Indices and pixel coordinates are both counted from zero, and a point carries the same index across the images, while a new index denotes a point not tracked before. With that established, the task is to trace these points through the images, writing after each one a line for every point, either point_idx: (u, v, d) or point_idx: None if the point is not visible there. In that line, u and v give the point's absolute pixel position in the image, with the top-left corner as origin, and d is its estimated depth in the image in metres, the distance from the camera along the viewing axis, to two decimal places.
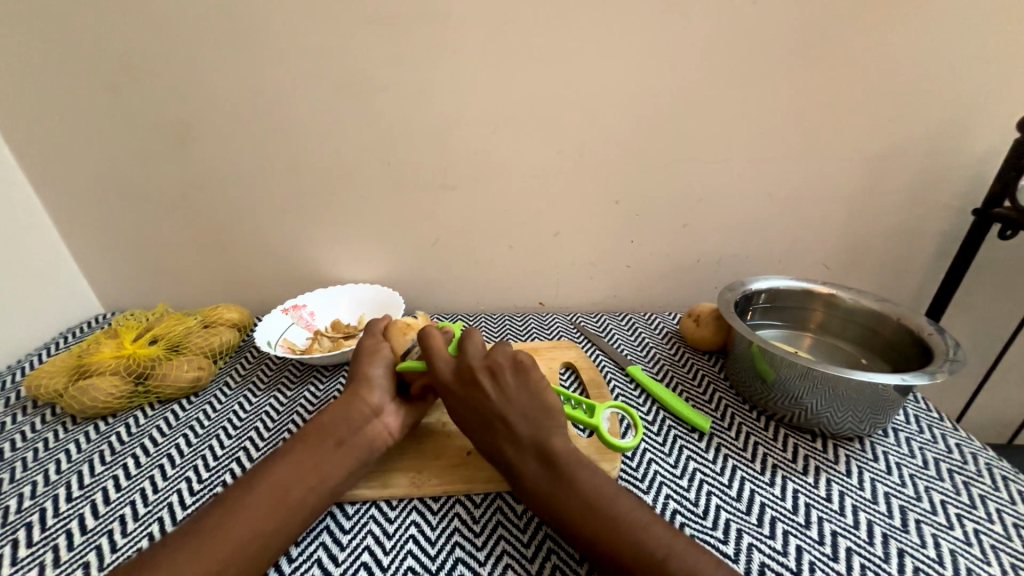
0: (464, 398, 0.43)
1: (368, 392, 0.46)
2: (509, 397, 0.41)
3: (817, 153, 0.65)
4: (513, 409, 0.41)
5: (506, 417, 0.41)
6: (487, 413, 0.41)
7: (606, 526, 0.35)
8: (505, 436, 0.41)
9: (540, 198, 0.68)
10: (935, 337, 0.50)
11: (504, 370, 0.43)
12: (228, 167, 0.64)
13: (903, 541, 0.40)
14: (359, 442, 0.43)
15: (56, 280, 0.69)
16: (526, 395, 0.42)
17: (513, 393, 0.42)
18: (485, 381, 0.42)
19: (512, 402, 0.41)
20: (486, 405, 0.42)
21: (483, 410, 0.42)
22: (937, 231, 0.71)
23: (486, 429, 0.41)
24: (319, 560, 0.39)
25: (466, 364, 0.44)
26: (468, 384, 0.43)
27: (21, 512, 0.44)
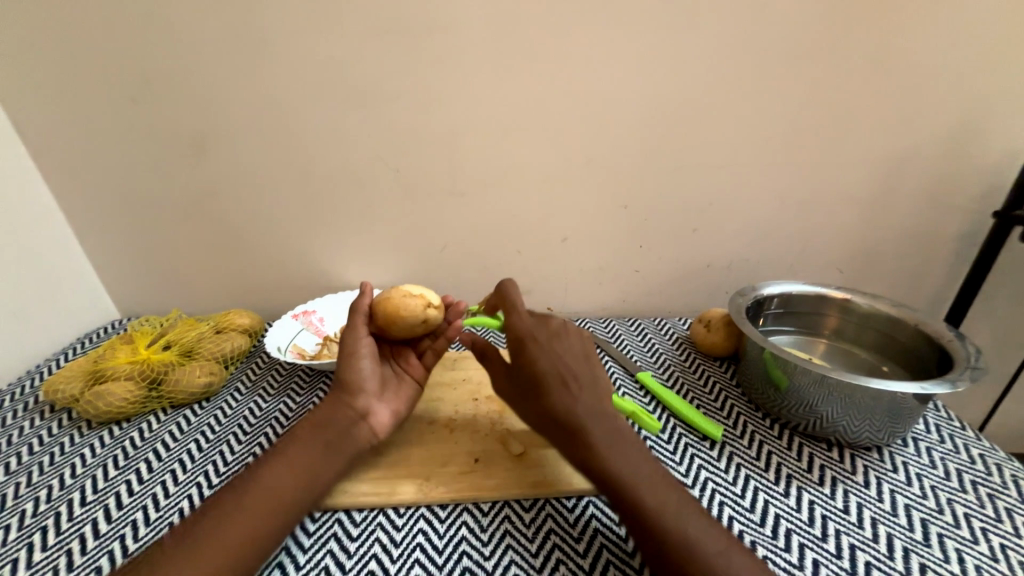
0: (544, 358, 0.43)
1: (351, 395, 0.46)
2: (578, 363, 0.44)
3: (829, 156, 0.64)
4: (581, 374, 0.43)
5: (580, 382, 0.42)
6: (562, 371, 0.43)
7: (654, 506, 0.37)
8: (579, 401, 0.41)
9: (549, 204, 0.68)
10: (955, 343, 0.48)
11: (575, 341, 0.46)
12: (241, 176, 0.66)
13: (924, 555, 0.38)
14: (346, 443, 0.44)
15: (73, 287, 0.70)
16: (590, 364, 0.45)
17: (581, 360, 0.45)
18: (564, 348, 0.45)
19: (581, 369, 0.44)
20: (565, 367, 0.43)
21: (560, 370, 0.43)
22: (955, 235, 0.69)
23: (557, 391, 0.42)
24: (326, 568, 0.39)
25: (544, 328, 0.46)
26: (547, 344, 0.45)
27: (37, 516, 0.45)
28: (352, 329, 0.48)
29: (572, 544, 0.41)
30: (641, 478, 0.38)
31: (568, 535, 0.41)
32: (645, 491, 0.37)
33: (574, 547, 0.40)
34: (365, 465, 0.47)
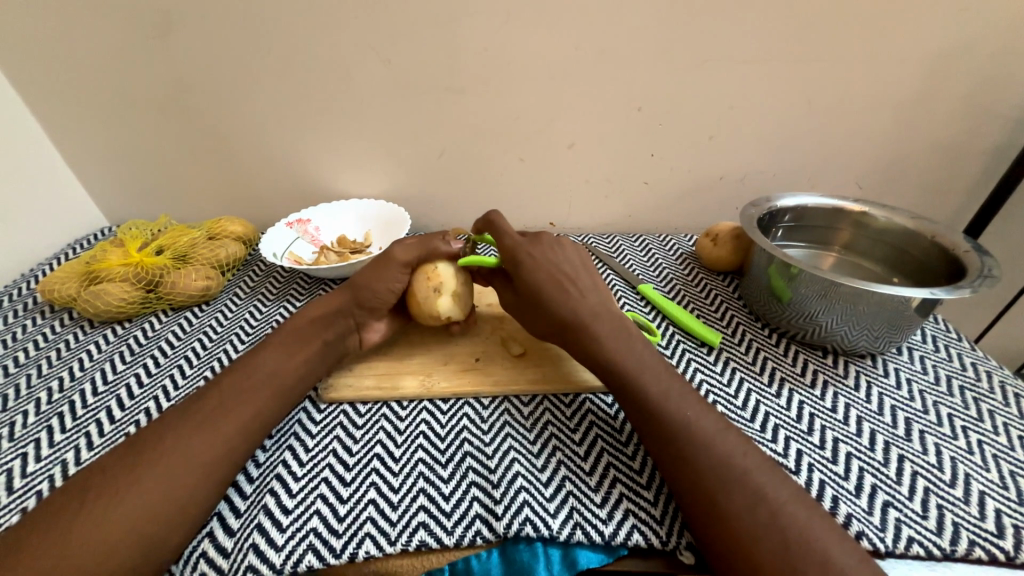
0: (548, 262, 0.45)
1: (355, 307, 0.46)
2: (575, 269, 0.46)
3: (867, 52, 0.58)
4: (579, 279, 0.46)
5: (583, 287, 0.45)
6: (563, 277, 0.45)
7: (653, 391, 0.39)
8: (585, 300, 0.44)
9: (555, 105, 0.63)
10: (971, 254, 0.47)
11: (569, 250, 0.48)
12: (218, 64, 0.60)
13: (905, 448, 0.40)
14: (338, 345, 0.46)
15: (54, 189, 0.67)
16: (584, 271, 0.47)
17: (577, 267, 0.47)
18: (569, 258, 0.47)
19: (578, 275, 0.46)
20: (570, 272, 0.46)
21: (567, 275, 0.45)
22: (988, 148, 0.65)
23: (564, 292, 0.44)
24: (333, 451, 0.41)
25: (542, 239, 0.48)
26: (545, 252, 0.46)
27: (52, 404, 0.46)
28: (392, 252, 0.47)
29: (569, 433, 0.42)
30: (638, 368, 0.40)
31: (565, 427, 0.43)
32: (646, 378, 0.40)
33: (571, 436, 0.42)
34: (369, 364, 0.48)
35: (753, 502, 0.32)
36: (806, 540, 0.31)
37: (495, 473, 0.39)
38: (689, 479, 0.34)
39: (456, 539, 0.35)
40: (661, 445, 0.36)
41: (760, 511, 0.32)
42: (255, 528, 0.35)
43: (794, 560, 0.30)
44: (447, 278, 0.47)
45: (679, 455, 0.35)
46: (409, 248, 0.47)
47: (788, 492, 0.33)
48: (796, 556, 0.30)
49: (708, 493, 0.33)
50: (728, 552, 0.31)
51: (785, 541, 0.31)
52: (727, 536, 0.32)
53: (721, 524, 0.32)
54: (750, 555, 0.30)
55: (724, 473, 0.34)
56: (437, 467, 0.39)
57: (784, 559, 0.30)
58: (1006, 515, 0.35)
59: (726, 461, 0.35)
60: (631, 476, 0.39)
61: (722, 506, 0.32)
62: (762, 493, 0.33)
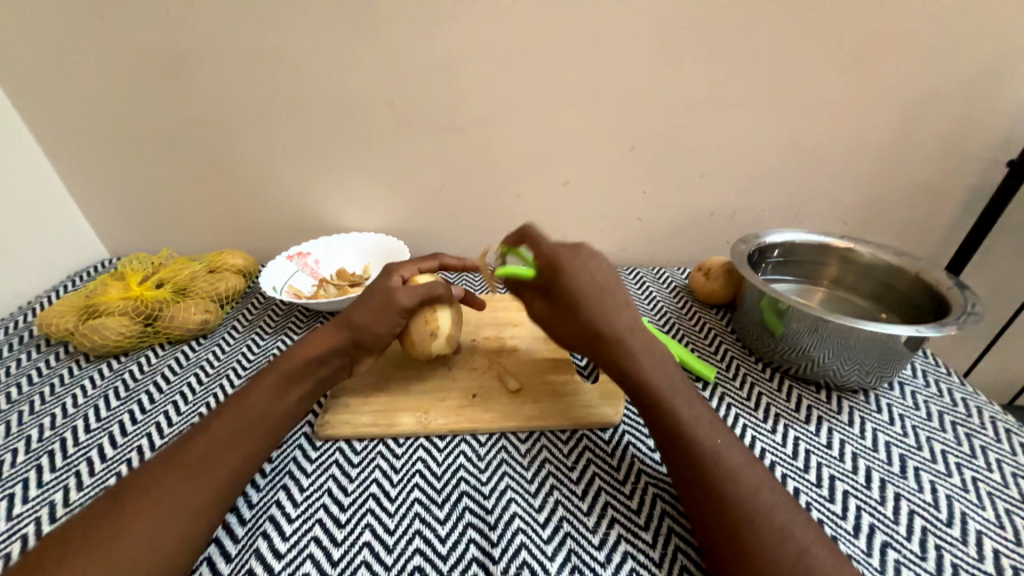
0: (584, 274, 0.44)
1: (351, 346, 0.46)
2: (611, 280, 0.45)
3: (844, 97, 0.62)
4: (617, 291, 0.45)
5: (620, 299, 0.44)
6: (602, 289, 0.44)
7: (680, 417, 0.39)
8: (615, 314, 0.43)
9: (551, 144, 0.65)
10: (954, 291, 0.49)
11: (605, 258, 0.47)
12: (227, 105, 0.63)
13: (900, 486, 0.40)
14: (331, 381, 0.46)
15: (58, 221, 0.68)
16: (619, 280, 0.46)
17: (613, 278, 0.46)
18: (603, 268, 0.45)
19: (614, 286, 0.45)
20: (604, 283, 0.44)
21: (602, 286, 0.44)
22: (964, 187, 0.68)
23: (599, 305, 0.43)
24: (328, 490, 0.41)
25: (579, 247, 0.47)
26: (583, 261, 0.45)
27: (43, 441, 0.46)
28: (396, 292, 0.47)
29: (566, 472, 0.42)
30: (668, 393, 0.40)
31: (562, 465, 0.43)
32: (676, 403, 0.40)
33: (568, 475, 0.42)
34: (365, 400, 0.48)
35: (775, 540, 0.32)
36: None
37: (492, 513, 0.39)
38: (715, 513, 0.34)
39: None
40: (688, 474, 0.36)
41: (783, 548, 0.32)
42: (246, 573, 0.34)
43: None
44: (445, 322, 0.49)
45: (704, 486, 0.35)
46: (413, 292, 0.47)
47: (809, 531, 0.33)
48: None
49: (730, 528, 0.33)
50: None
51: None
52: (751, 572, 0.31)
53: (743, 560, 0.32)
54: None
55: (744, 509, 0.34)
56: (433, 508, 0.39)
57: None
58: (1005, 555, 0.35)
59: (751, 495, 0.34)
60: (629, 517, 0.38)
61: (745, 541, 0.32)
62: (785, 531, 0.32)
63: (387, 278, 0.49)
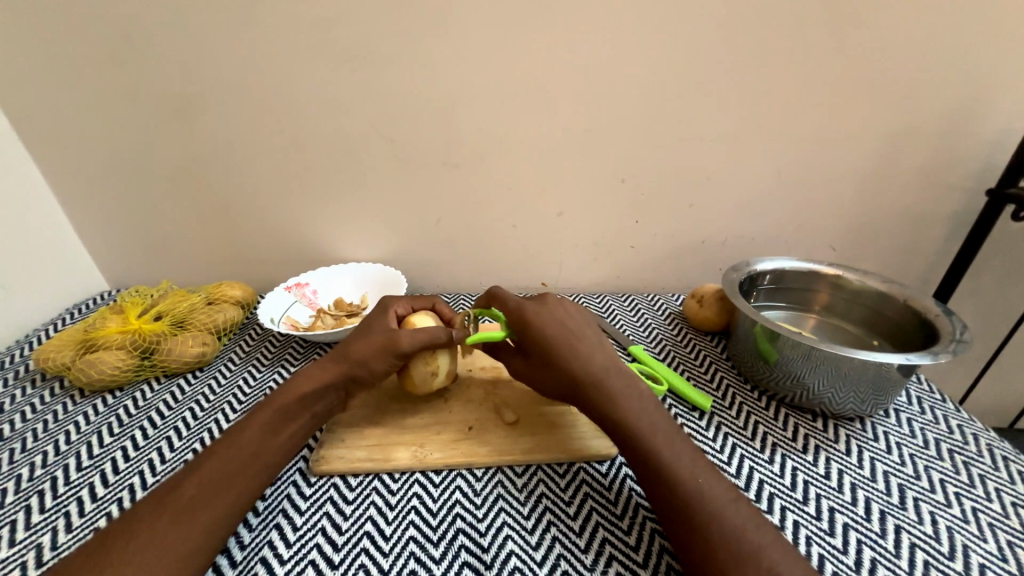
0: (551, 325, 0.46)
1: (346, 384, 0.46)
2: (579, 328, 0.47)
3: (826, 132, 0.64)
4: (586, 337, 0.46)
5: (590, 346, 0.46)
6: (570, 337, 0.45)
7: (668, 452, 0.39)
8: (591, 355, 0.45)
9: (545, 178, 0.68)
10: (942, 318, 0.49)
11: (571, 309, 0.49)
12: (232, 143, 0.65)
13: (900, 518, 0.40)
14: (326, 414, 0.46)
15: (60, 256, 0.69)
16: (588, 328, 0.48)
17: (581, 326, 0.48)
18: (573, 315, 0.48)
19: (584, 334, 0.47)
20: (576, 329, 0.47)
21: (575, 332, 0.46)
22: (948, 213, 0.69)
23: (575, 349, 0.45)
24: (323, 529, 0.40)
25: (546, 300, 0.49)
26: (549, 312, 0.48)
27: (34, 480, 0.45)
28: (399, 335, 0.47)
29: (563, 507, 0.42)
30: (648, 430, 0.40)
31: (559, 500, 0.42)
32: (661, 438, 0.40)
33: (565, 510, 0.41)
34: (362, 433, 0.47)
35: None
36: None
37: (488, 551, 0.38)
38: (707, 552, 0.34)
39: None
40: (677, 512, 0.36)
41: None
42: None
43: None
44: (444, 364, 0.50)
45: (694, 523, 0.35)
46: (416, 338, 0.47)
47: (799, 570, 0.32)
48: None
49: (721, 567, 0.33)
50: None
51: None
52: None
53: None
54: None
55: (734, 548, 0.33)
56: (428, 546, 0.38)
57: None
58: None
59: (738, 532, 0.34)
60: (627, 553, 0.38)
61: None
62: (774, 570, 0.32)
63: (384, 321, 0.49)
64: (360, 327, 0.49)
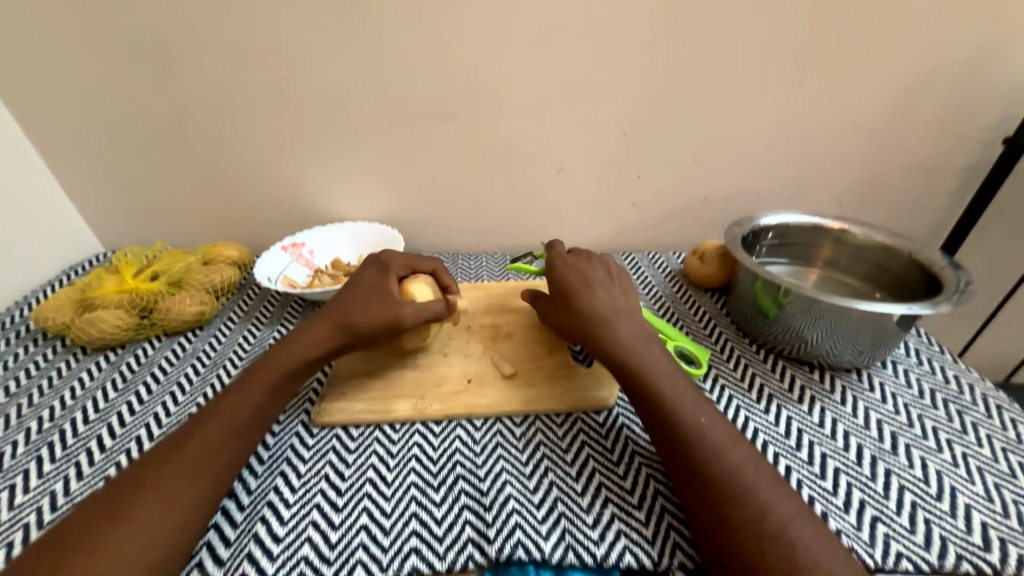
0: (566, 274, 0.49)
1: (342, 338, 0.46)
2: (597, 279, 0.49)
3: (840, 79, 0.61)
4: (601, 287, 0.48)
5: (602, 292, 0.47)
6: (581, 284, 0.48)
7: (668, 397, 0.40)
8: (593, 303, 0.46)
9: (543, 131, 0.65)
10: (947, 270, 0.49)
11: (596, 264, 0.51)
12: (217, 96, 0.62)
13: (891, 463, 0.41)
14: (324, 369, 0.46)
15: (50, 218, 0.68)
16: (608, 280, 0.49)
17: (601, 278, 0.49)
18: (581, 268, 0.50)
19: (601, 285, 0.48)
20: (585, 279, 0.49)
21: (581, 283, 0.48)
22: (961, 166, 0.67)
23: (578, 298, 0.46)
24: (326, 475, 0.41)
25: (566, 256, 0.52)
26: (567, 265, 0.50)
27: (42, 432, 0.46)
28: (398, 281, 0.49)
29: (560, 454, 0.42)
30: (648, 381, 0.41)
31: (557, 448, 0.43)
32: (663, 384, 0.40)
33: (563, 457, 0.42)
34: (362, 386, 0.48)
35: (749, 516, 0.33)
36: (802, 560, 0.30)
37: (487, 495, 0.39)
38: (700, 492, 0.34)
39: (448, 564, 0.35)
40: (672, 453, 0.37)
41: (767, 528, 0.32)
42: (245, 557, 0.35)
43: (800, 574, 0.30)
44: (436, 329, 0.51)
45: (689, 463, 0.36)
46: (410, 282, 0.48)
47: (790, 509, 0.33)
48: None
49: (714, 506, 0.34)
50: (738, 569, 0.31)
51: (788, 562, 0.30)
52: (735, 550, 0.31)
53: (721, 536, 0.32)
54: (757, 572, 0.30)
55: (727, 488, 0.34)
56: (429, 491, 0.39)
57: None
58: (992, 528, 0.36)
59: (731, 473, 0.35)
60: (623, 496, 0.39)
61: (723, 519, 0.33)
62: (766, 508, 0.33)
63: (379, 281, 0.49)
64: (356, 283, 0.50)
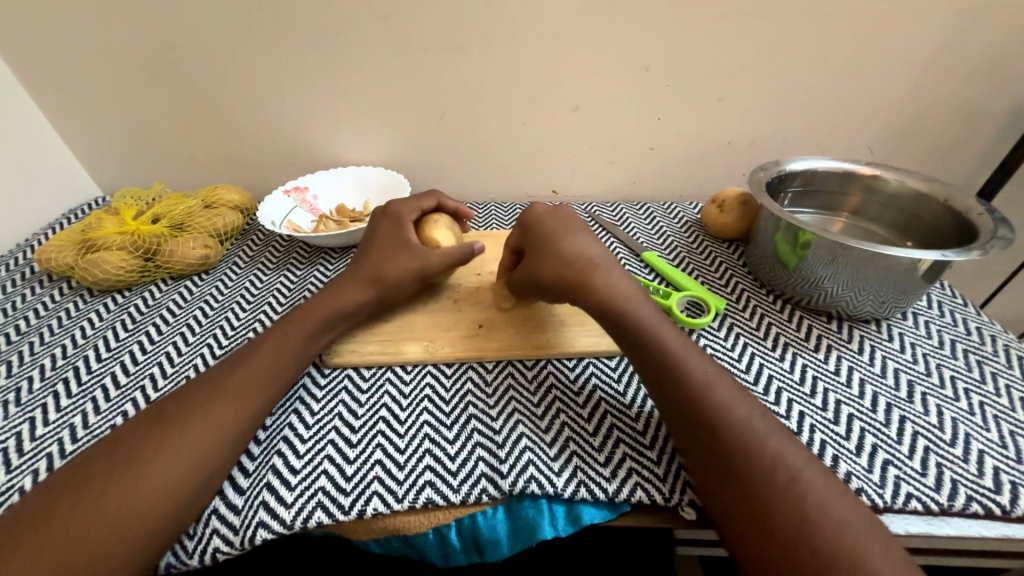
0: (551, 233, 0.46)
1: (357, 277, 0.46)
2: (580, 239, 0.46)
3: (890, 4, 0.55)
4: (582, 244, 0.45)
5: (587, 250, 0.45)
6: (561, 243, 0.45)
7: (672, 346, 0.38)
8: (577, 256, 0.44)
9: (559, 66, 0.60)
10: (984, 217, 0.46)
11: (575, 224, 0.48)
12: (203, 22, 0.57)
13: (907, 410, 0.40)
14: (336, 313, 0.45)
15: (42, 155, 0.65)
16: (592, 240, 0.46)
17: (582, 237, 0.46)
18: (545, 223, 0.47)
19: (587, 244, 0.45)
20: (542, 233, 0.46)
21: (538, 241, 0.46)
22: (1007, 109, 0.62)
23: (533, 263, 0.44)
24: (339, 414, 0.41)
25: (546, 215, 0.48)
26: (549, 224, 0.47)
27: (57, 369, 0.46)
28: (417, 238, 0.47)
29: (572, 397, 0.42)
30: (657, 320, 0.40)
31: (569, 391, 0.43)
32: (667, 330, 0.40)
33: (575, 399, 0.42)
34: (372, 329, 0.47)
35: (755, 466, 0.32)
36: (814, 504, 0.30)
37: (500, 434, 0.39)
38: (711, 442, 0.33)
39: (462, 497, 0.36)
40: (674, 402, 0.36)
41: (777, 478, 0.31)
42: (264, 487, 0.36)
43: (814, 523, 0.29)
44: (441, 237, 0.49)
45: (693, 413, 0.35)
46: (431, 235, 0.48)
47: (804, 459, 0.32)
48: (801, 528, 0.29)
49: (722, 454, 0.33)
50: (748, 522, 0.30)
51: (799, 506, 0.30)
52: (740, 497, 0.31)
53: (722, 485, 0.32)
54: (763, 517, 0.30)
55: (737, 437, 0.33)
56: (442, 429, 0.40)
57: (794, 532, 0.29)
58: (1003, 472, 0.36)
59: (742, 424, 0.34)
60: (634, 437, 0.39)
61: (736, 469, 0.32)
62: (770, 462, 0.32)
63: (406, 257, 0.47)
64: (383, 246, 0.48)
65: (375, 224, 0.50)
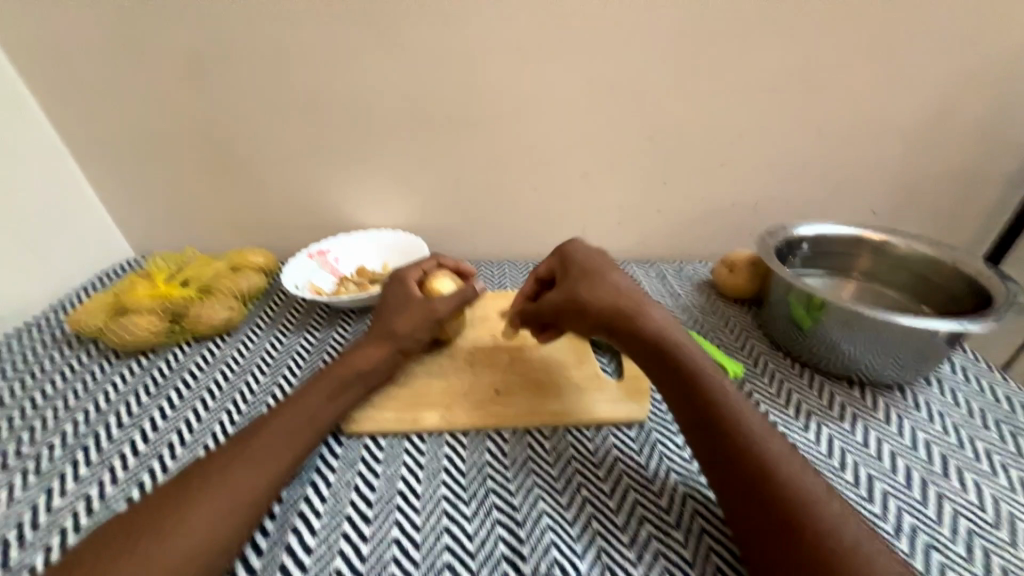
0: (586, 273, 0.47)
1: (376, 342, 0.47)
2: (615, 278, 0.47)
3: (875, 84, 0.60)
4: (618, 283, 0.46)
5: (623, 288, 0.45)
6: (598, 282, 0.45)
7: (709, 390, 0.38)
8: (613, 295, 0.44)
9: (569, 139, 0.65)
10: (995, 282, 0.47)
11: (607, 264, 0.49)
12: (248, 107, 0.63)
13: (942, 486, 0.39)
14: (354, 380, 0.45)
15: (83, 222, 0.69)
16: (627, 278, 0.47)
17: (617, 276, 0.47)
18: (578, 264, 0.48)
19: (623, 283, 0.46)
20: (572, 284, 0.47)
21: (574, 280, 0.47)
22: (999, 175, 0.65)
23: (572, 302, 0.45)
24: (356, 487, 0.41)
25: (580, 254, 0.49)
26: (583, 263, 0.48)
27: (77, 436, 0.47)
28: (435, 303, 0.49)
29: (592, 468, 0.42)
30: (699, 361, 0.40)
31: (589, 462, 0.42)
32: (706, 373, 0.39)
33: (595, 473, 0.41)
34: (390, 395, 0.48)
35: (811, 524, 0.31)
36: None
37: (520, 511, 0.39)
38: (763, 495, 0.32)
39: None
40: (719, 452, 0.35)
41: (834, 536, 0.30)
42: (278, 568, 0.35)
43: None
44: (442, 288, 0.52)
45: (739, 462, 0.34)
46: (449, 301, 0.49)
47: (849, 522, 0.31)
48: None
49: (775, 511, 0.32)
50: None
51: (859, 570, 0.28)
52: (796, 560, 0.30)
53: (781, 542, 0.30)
54: None
55: (787, 490, 0.32)
56: (461, 504, 0.39)
57: None
58: None
59: (791, 477, 0.33)
60: (659, 515, 0.38)
61: (794, 524, 0.31)
62: (824, 518, 0.31)
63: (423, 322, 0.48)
64: (396, 307, 0.50)
65: (391, 287, 0.52)
